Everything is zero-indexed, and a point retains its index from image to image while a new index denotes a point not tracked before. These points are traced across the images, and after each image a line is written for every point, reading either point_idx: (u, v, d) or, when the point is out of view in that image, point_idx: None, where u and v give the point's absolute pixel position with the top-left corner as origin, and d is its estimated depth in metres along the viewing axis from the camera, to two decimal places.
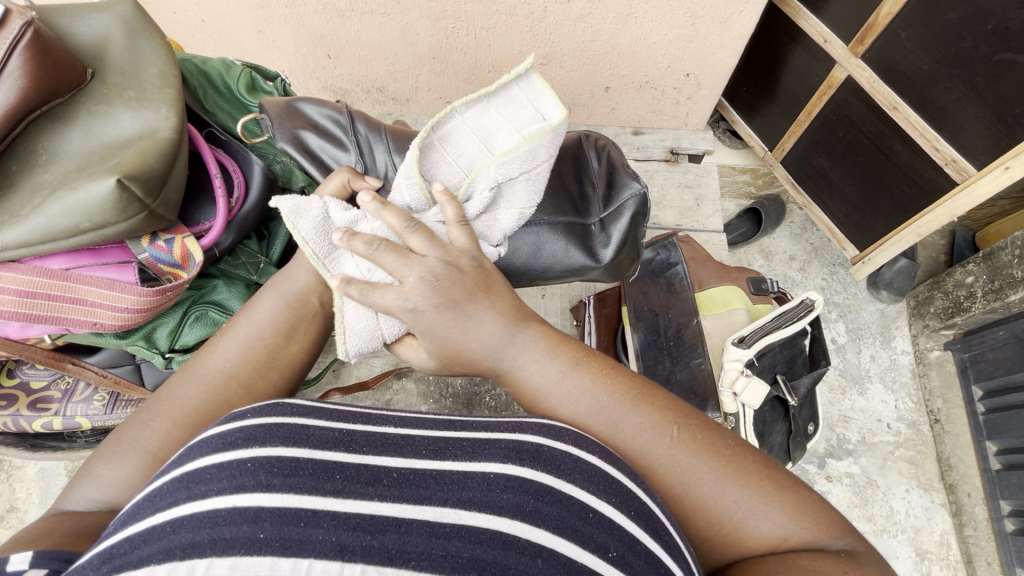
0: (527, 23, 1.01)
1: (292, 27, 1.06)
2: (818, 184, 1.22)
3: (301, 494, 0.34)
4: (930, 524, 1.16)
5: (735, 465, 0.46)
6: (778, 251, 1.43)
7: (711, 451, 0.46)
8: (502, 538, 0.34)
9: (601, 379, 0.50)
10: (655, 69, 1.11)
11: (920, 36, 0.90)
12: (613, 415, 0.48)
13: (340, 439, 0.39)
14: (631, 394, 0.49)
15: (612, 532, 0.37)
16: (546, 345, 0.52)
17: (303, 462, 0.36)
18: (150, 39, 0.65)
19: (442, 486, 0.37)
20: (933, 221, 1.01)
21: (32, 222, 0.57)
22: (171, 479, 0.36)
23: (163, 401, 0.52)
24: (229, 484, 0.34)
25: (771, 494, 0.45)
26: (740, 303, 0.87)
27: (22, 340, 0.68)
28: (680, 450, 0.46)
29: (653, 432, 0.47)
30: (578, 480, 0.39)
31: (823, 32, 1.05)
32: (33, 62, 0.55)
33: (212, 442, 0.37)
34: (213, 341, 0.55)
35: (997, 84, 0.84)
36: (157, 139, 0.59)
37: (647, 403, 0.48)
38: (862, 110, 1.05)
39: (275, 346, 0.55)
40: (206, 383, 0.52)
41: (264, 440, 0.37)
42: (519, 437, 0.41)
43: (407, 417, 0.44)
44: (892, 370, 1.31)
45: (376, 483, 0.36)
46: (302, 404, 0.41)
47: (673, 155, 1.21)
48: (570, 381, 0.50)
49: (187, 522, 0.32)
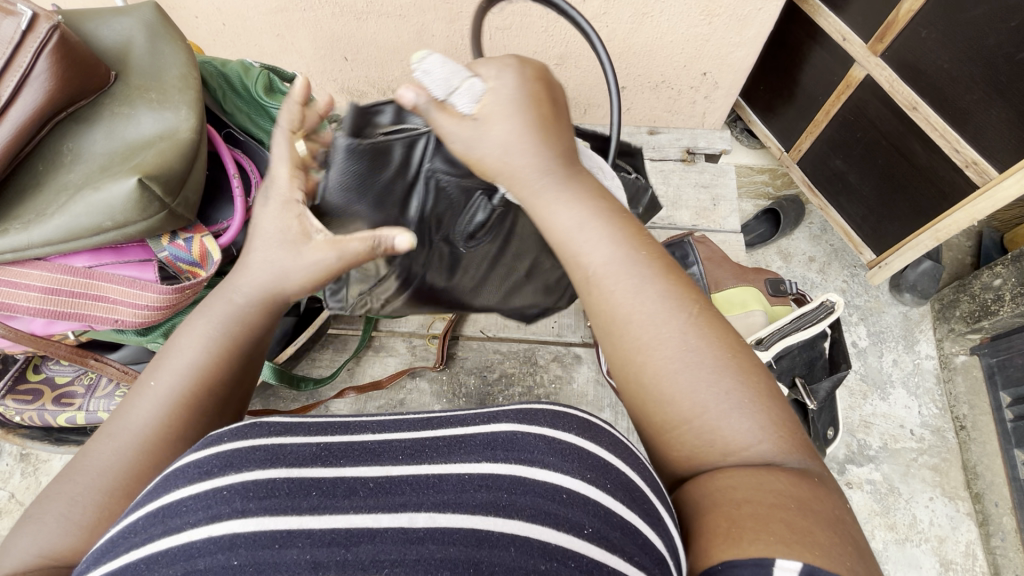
0: (542, 23, 1.01)
1: (309, 30, 1.07)
2: (835, 185, 1.20)
3: (276, 514, 0.34)
4: (955, 534, 1.13)
5: (736, 362, 0.43)
6: (797, 253, 1.41)
7: (721, 341, 0.44)
8: (475, 534, 0.34)
9: (630, 237, 0.47)
10: (671, 69, 1.11)
11: (941, 34, 0.88)
12: (637, 272, 0.45)
13: (319, 453, 0.39)
14: (659, 262, 0.46)
15: (586, 510, 0.36)
16: (579, 189, 0.48)
17: (280, 482, 0.36)
18: (171, 42, 0.67)
19: (417, 490, 0.37)
20: (951, 225, 0.98)
21: (57, 221, 0.58)
22: (148, 513, 0.35)
23: (89, 467, 0.45)
24: (205, 515, 0.34)
25: (760, 398, 0.43)
26: (757, 304, 0.85)
27: (48, 336, 0.70)
28: (692, 331, 0.44)
29: (671, 306, 0.44)
30: (551, 463, 0.39)
31: (842, 30, 1.03)
32: (59, 65, 0.56)
33: (188, 472, 0.37)
34: (134, 393, 0.48)
35: (1020, 84, 0.81)
36: (177, 141, 0.60)
37: (673, 275, 0.46)
38: (881, 110, 1.03)
39: (224, 388, 0.49)
40: (140, 447, 0.45)
41: (241, 465, 0.37)
42: (493, 429, 0.42)
43: (385, 421, 0.44)
44: (915, 375, 1.27)
45: (352, 494, 0.36)
46: (279, 424, 0.42)
47: (690, 155, 1.20)
48: (598, 229, 0.47)
49: (161, 557, 0.32)
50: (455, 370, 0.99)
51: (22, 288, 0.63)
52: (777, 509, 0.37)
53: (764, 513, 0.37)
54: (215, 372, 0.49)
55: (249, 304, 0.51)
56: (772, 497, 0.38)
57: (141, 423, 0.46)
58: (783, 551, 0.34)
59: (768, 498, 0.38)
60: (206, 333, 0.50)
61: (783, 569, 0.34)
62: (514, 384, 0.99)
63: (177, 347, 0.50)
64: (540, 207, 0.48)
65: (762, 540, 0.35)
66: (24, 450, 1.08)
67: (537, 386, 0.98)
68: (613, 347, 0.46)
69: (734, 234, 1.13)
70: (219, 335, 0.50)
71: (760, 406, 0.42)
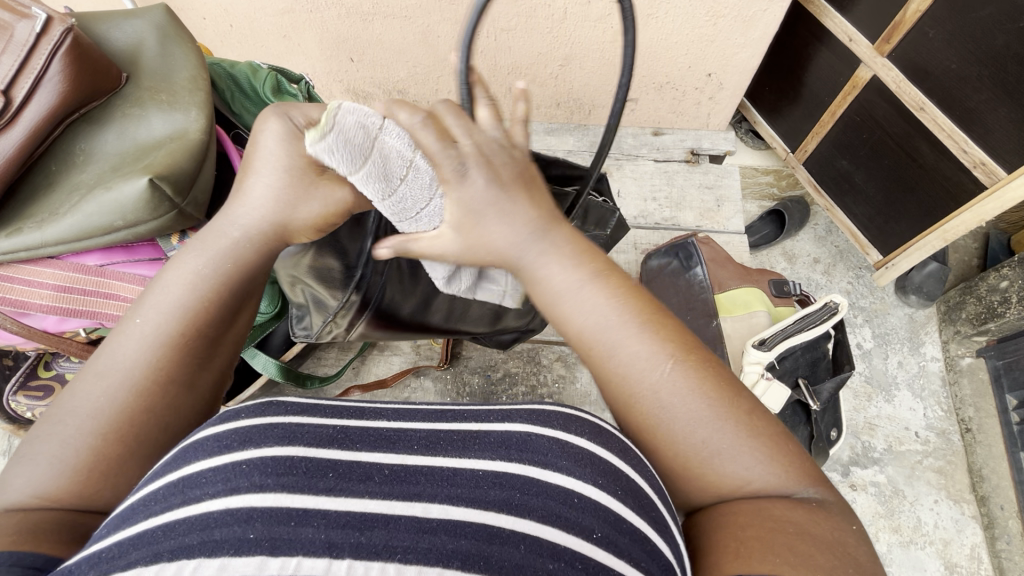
0: (547, 24, 1.02)
1: (316, 31, 1.08)
2: (842, 186, 1.19)
3: (292, 493, 0.35)
4: (960, 537, 1.12)
5: (733, 407, 0.44)
6: (801, 254, 1.41)
7: (713, 390, 0.44)
8: (486, 530, 0.35)
9: (624, 297, 0.45)
10: (675, 70, 1.11)
11: (948, 35, 0.88)
12: (624, 332, 0.44)
13: (334, 438, 0.40)
14: (645, 318, 0.45)
15: (597, 515, 0.37)
16: (569, 248, 0.46)
17: (297, 461, 0.37)
18: (181, 44, 0.68)
19: (432, 481, 0.38)
20: (959, 226, 0.98)
21: (69, 220, 0.59)
22: (167, 483, 0.36)
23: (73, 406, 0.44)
24: (223, 488, 0.34)
25: (762, 438, 0.43)
26: (761, 306, 0.85)
27: (59, 333, 0.71)
28: (684, 386, 0.43)
29: (658, 357, 0.44)
30: (562, 467, 0.40)
31: (848, 31, 1.03)
32: (73, 66, 0.57)
33: (206, 446, 0.37)
34: (119, 328, 0.47)
35: None
36: (186, 141, 0.61)
37: (660, 330, 0.45)
38: (887, 111, 1.03)
39: (214, 324, 0.49)
40: (127, 387, 0.44)
41: (259, 442, 0.37)
42: (507, 428, 0.43)
43: (402, 410, 0.45)
44: (921, 377, 1.27)
45: (368, 480, 0.37)
46: (297, 403, 0.42)
47: (695, 155, 1.22)
48: (588, 291, 0.45)
49: (178, 526, 0.32)
50: (459, 369, 1.00)
51: (35, 286, 0.64)
52: (775, 532, 0.39)
53: (763, 535, 0.39)
54: (203, 307, 0.48)
55: (239, 240, 0.50)
56: (772, 520, 0.40)
57: (126, 356, 0.45)
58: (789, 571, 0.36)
59: (767, 523, 0.40)
60: (192, 265, 0.49)
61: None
62: (518, 383, 0.99)
63: (161, 278, 0.49)
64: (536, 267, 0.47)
65: (769, 559, 0.37)
66: None
67: (540, 386, 0.98)
68: (610, 391, 0.46)
69: (738, 235, 1.13)
70: (205, 270, 0.49)
71: (762, 445, 0.43)
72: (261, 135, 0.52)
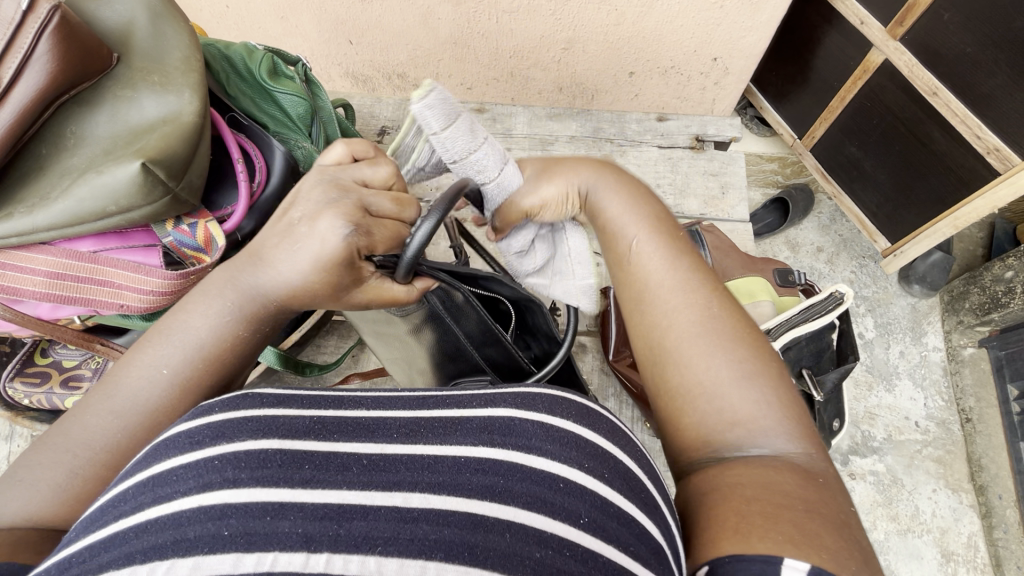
0: (550, 6, 0.99)
1: (314, 13, 1.06)
2: (850, 173, 1.18)
3: (266, 486, 0.34)
4: (957, 526, 1.13)
5: (765, 371, 0.47)
6: (805, 243, 1.40)
7: (751, 351, 0.48)
8: (470, 518, 0.34)
9: (676, 243, 0.55)
10: (681, 54, 1.09)
11: (964, 17, 0.86)
12: (674, 273, 0.53)
13: (311, 428, 0.39)
14: (698, 272, 0.53)
15: (584, 499, 0.37)
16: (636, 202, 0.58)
17: (272, 453, 0.36)
18: (173, 23, 0.66)
19: (412, 470, 0.37)
20: (971, 212, 0.96)
21: (61, 205, 0.58)
22: (137, 482, 0.35)
23: (73, 438, 0.45)
24: (195, 484, 0.34)
25: (786, 410, 0.46)
26: (766, 295, 0.84)
27: (53, 320, 0.70)
28: (723, 335, 0.49)
29: (707, 308, 0.50)
30: (547, 451, 0.39)
31: (860, 13, 1.00)
32: (61, 46, 0.55)
33: (178, 442, 0.37)
34: (130, 362, 0.48)
35: None
36: (181, 124, 0.60)
37: (712, 287, 0.52)
38: (899, 96, 1.01)
39: (230, 373, 0.50)
40: (128, 430, 0.46)
41: (232, 435, 0.37)
42: (489, 413, 0.41)
43: (382, 398, 0.44)
44: (922, 367, 1.27)
45: (345, 470, 0.36)
46: (272, 395, 0.41)
47: (699, 142, 1.16)
48: (644, 236, 0.55)
49: (149, 526, 0.32)
50: None
51: (27, 273, 0.62)
52: (783, 509, 0.39)
53: (770, 511, 0.39)
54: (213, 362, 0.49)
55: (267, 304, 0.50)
56: (781, 497, 0.40)
57: (144, 403, 0.46)
58: (790, 551, 0.35)
59: (774, 497, 0.40)
60: (222, 319, 0.49)
61: (793, 568, 0.35)
62: None
63: (185, 327, 0.48)
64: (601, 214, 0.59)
65: (769, 538, 0.37)
66: (33, 432, 1.06)
67: None
68: (654, 325, 0.51)
69: (742, 224, 1.11)
70: (235, 329, 0.49)
71: (782, 414, 0.45)
72: (306, 188, 0.50)
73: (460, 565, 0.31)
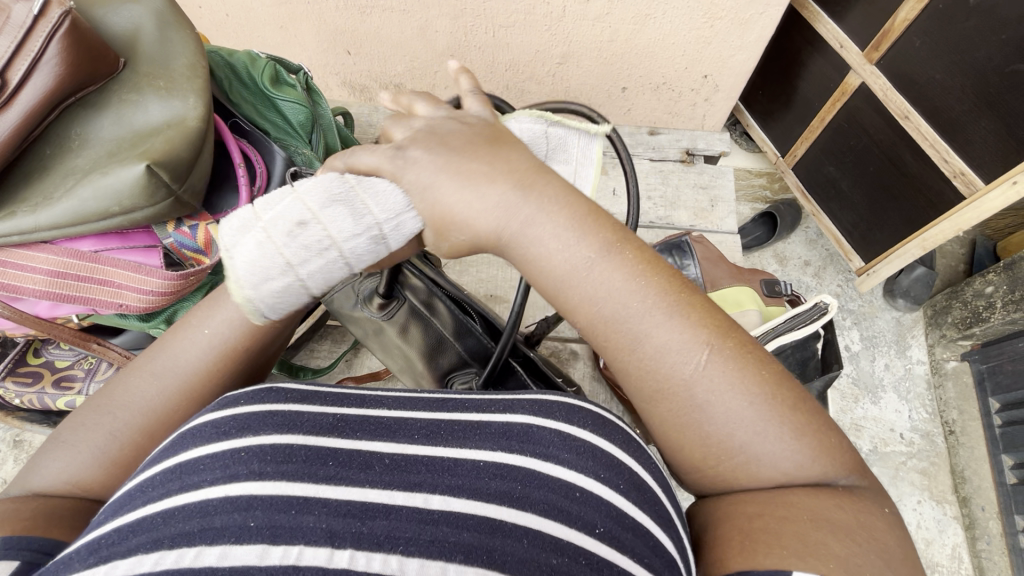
0: (546, 22, 1.02)
1: (314, 23, 1.08)
2: (828, 192, 1.21)
3: (294, 481, 0.35)
4: (941, 537, 1.15)
5: (791, 415, 0.39)
6: (792, 257, 1.43)
7: (770, 399, 0.39)
8: (490, 522, 0.35)
9: (636, 274, 0.39)
10: (672, 71, 1.12)
11: (934, 45, 0.90)
12: (641, 322, 0.39)
13: (335, 425, 0.40)
14: (669, 306, 0.39)
15: (600, 510, 0.37)
16: (567, 216, 0.39)
17: (298, 448, 0.37)
18: (180, 31, 0.68)
19: (432, 471, 0.38)
20: (936, 235, 0.99)
21: (64, 205, 0.59)
22: (164, 470, 0.36)
23: (116, 399, 0.45)
24: (222, 474, 0.35)
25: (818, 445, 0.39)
26: (751, 303, 0.85)
27: (50, 319, 0.70)
28: (711, 374, 0.39)
29: (695, 368, 0.39)
30: (564, 459, 0.40)
31: (840, 38, 1.04)
32: (70, 50, 0.57)
33: (205, 432, 0.37)
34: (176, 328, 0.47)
35: (1005, 97, 0.83)
36: (185, 128, 0.62)
37: (690, 322, 0.39)
38: (875, 118, 1.04)
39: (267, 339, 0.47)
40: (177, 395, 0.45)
41: (258, 429, 0.38)
42: (508, 420, 0.42)
43: (400, 397, 0.45)
44: (906, 379, 1.29)
45: (367, 468, 0.37)
46: (298, 390, 0.42)
47: (690, 155, 1.20)
48: (597, 272, 0.39)
49: (177, 513, 0.33)
50: None
51: (28, 271, 0.63)
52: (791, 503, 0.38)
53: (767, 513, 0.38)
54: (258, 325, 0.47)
55: None
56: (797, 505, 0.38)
57: (183, 367, 0.45)
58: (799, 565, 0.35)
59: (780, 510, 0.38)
60: None
61: None
62: None
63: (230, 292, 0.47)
64: (524, 248, 0.40)
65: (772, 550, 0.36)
66: (17, 437, 1.05)
67: None
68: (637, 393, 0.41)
69: (731, 236, 1.13)
70: None
71: (803, 435, 0.39)
72: None
73: (479, 567, 0.32)
